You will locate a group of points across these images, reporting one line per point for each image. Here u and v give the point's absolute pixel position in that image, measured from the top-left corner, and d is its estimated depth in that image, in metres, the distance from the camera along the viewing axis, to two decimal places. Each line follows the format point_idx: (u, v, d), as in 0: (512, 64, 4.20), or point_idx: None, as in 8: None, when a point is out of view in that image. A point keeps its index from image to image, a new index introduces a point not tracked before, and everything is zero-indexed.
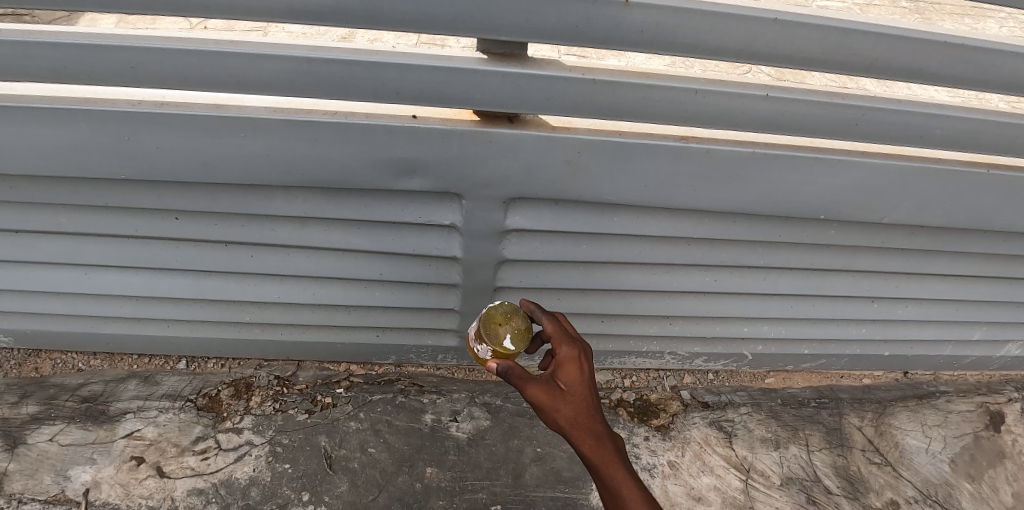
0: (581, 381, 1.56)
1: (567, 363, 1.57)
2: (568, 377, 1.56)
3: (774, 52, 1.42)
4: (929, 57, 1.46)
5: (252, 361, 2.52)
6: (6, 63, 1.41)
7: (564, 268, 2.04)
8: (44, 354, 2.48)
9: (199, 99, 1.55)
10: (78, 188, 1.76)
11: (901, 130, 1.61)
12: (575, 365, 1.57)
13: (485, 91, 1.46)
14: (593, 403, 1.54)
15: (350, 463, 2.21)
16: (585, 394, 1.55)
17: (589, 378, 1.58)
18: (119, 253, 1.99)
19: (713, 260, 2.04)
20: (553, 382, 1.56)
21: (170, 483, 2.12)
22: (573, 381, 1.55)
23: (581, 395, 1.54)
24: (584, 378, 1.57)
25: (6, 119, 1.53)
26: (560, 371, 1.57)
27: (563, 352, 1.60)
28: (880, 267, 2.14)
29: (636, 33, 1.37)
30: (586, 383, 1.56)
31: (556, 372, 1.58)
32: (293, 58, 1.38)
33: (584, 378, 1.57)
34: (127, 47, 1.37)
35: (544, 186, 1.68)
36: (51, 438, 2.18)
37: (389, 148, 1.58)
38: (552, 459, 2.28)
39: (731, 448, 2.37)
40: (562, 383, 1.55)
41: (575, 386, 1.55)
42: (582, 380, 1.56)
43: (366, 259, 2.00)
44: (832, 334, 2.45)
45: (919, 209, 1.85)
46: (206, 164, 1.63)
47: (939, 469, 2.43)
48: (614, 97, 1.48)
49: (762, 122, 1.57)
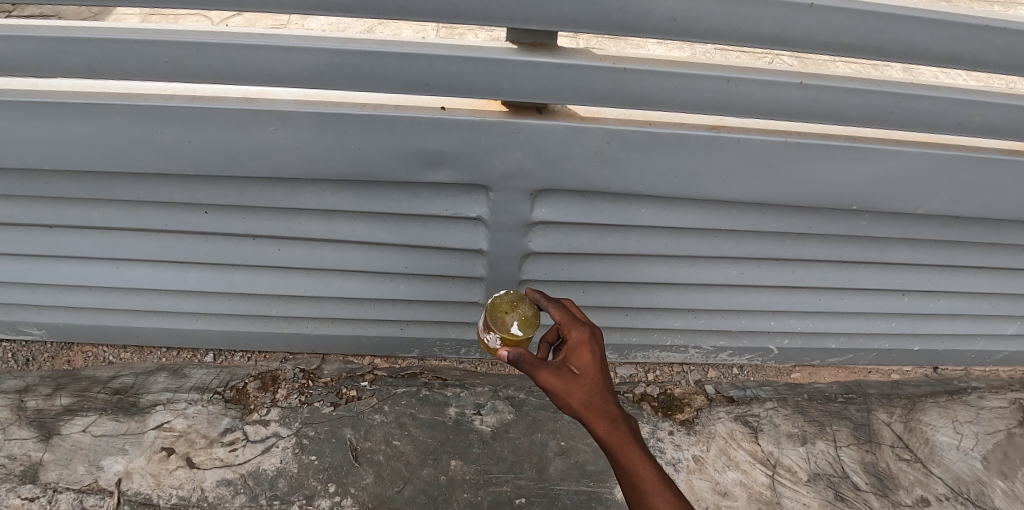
0: (593, 365, 1.55)
1: (578, 348, 1.56)
2: (579, 361, 1.55)
3: (809, 39, 1.41)
4: (969, 42, 1.44)
5: (278, 354, 2.53)
6: (42, 60, 1.44)
7: (588, 261, 2.04)
8: (76, 347, 2.52)
9: (230, 92, 1.58)
10: (111, 182, 1.79)
11: (938, 117, 1.58)
12: (586, 348, 1.57)
13: (514, 82, 1.46)
14: (606, 385, 1.54)
15: (375, 456, 2.22)
16: (597, 377, 1.54)
17: (601, 361, 1.57)
18: (150, 247, 2.02)
19: (741, 252, 2.02)
20: (564, 367, 1.54)
21: (200, 473, 2.15)
22: (585, 365, 1.54)
23: (594, 378, 1.53)
24: (596, 361, 1.56)
25: (43, 114, 1.57)
26: (570, 356, 1.56)
27: (572, 336, 1.58)
28: (912, 258, 2.11)
29: (668, 20, 1.36)
30: (597, 366, 1.55)
31: (566, 357, 1.56)
32: (324, 50, 1.40)
33: (596, 362, 1.56)
34: (161, 42, 1.39)
35: (571, 178, 1.68)
36: (84, 429, 2.23)
37: (417, 140, 1.59)
38: (576, 453, 2.27)
39: (757, 443, 2.34)
40: (574, 368, 1.54)
41: (587, 370, 1.54)
42: (594, 363, 1.55)
43: (392, 253, 2.01)
44: (860, 328, 2.42)
45: (955, 200, 1.82)
46: (236, 158, 1.65)
47: (971, 466, 2.38)
48: (645, 86, 1.48)
49: (794, 110, 1.55)
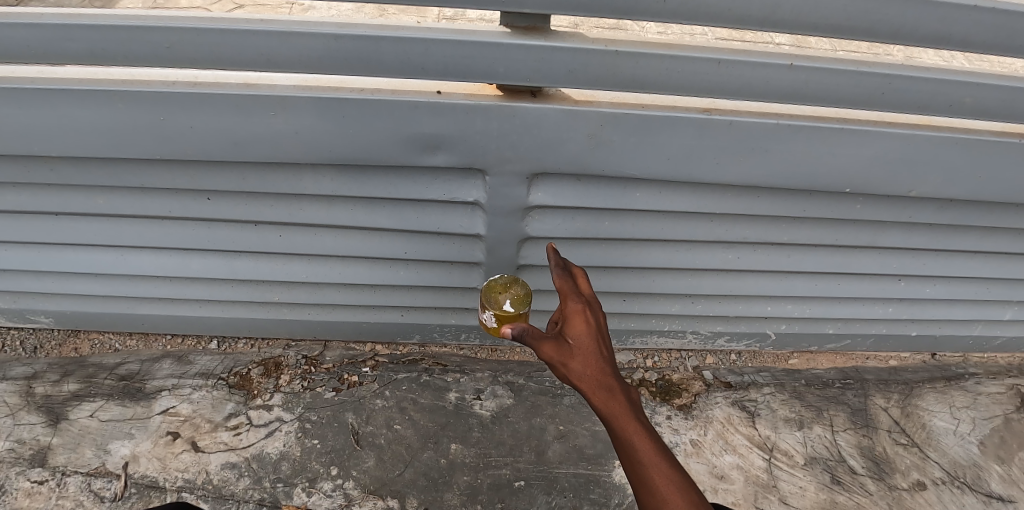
0: (590, 335, 1.55)
1: (574, 318, 1.57)
2: (576, 331, 1.56)
3: (798, 20, 1.43)
4: (959, 23, 1.45)
5: (281, 341, 2.56)
6: (47, 48, 1.47)
7: (585, 245, 2.06)
8: (82, 335, 2.56)
9: (230, 78, 1.61)
10: (115, 169, 1.83)
11: (929, 99, 1.60)
12: (584, 318, 1.57)
13: (509, 65, 1.49)
14: (603, 355, 1.52)
15: (377, 439, 2.25)
16: (594, 348, 1.53)
17: (598, 329, 1.56)
18: (154, 233, 2.06)
19: (736, 236, 2.05)
20: (562, 339, 1.55)
21: (205, 457, 2.19)
22: (582, 335, 1.54)
23: (589, 349, 1.53)
24: (593, 330, 1.56)
25: (48, 101, 1.60)
26: (568, 328, 1.58)
27: (570, 307, 1.60)
28: (907, 243, 2.12)
29: (658, 2, 1.39)
30: (595, 336, 1.55)
31: (565, 328, 1.58)
32: (322, 35, 1.43)
33: (593, 331, 1.55)
34: (162, 28, 1.42)
35: (566, 161, 1.70)
36: (91, 414, 2.28)
37: (415, 124, 1.62)
38: (574, 437, 2.30)
39: (754, 428, 2.37)
40: (571, 339, 1.55)
41: (584, 339, 1.54)
42: (590, 332, 1.55)
43: (391, 238, 2.04)
44: (858, 313, 2.44)
45: (948, 182, 1.83)
46: (237, 143, 1.68)
47: (968, 450, 2.40)
48: (638, 69, 1.50)
49: (785, 93, 1.57)
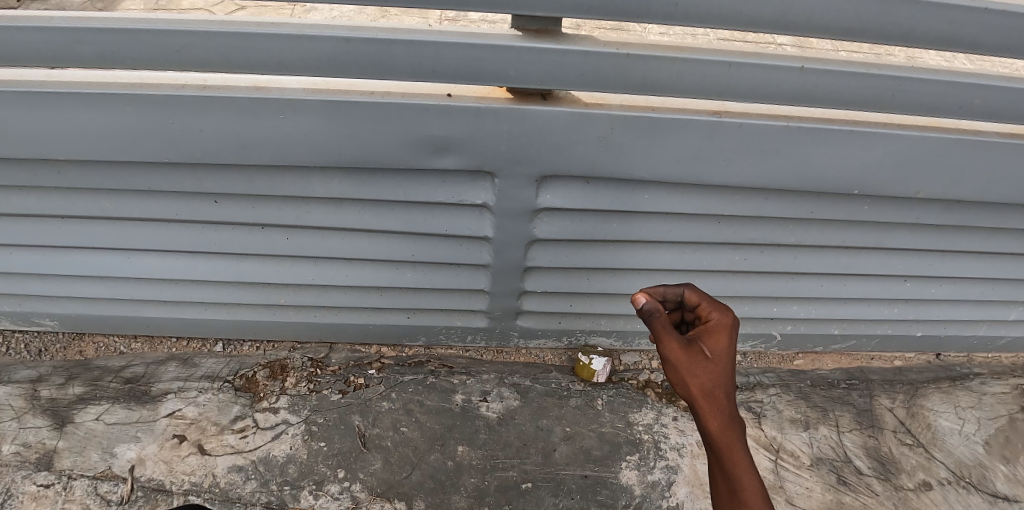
0: (726, 353, 1.53)
1: (717, 331, 1.55)
2: (715, 344, 1.53)
3: (809, 23, 1.43)
4: (970, 25, 1.46)
5: (286, 343, 2.56)
6: (56, 51, 1.47)
7: (592, 247, 2.06)
8: (87, 338, 2.55)
9: (240, 81, 1.61)
10: (123, 172, 1.83)
11: (939, 101, 1.60)
12: (724, 334, 1.55)
13: (520, 68, 1.49)
14: (730, 379, 1.51)
15: (384, 442, 2.25)
16: (725, 368, 1.51)
17: (732, 351, 1.55)
18: (161, 236, 2.06)
19: (744, 238, 2.05)
20: (694, 344, 1.52)
21: (211, 460, 2.19)
22: (718, 350, 1.52)
23: (721, 369, 1.51)
24: (728, 349, 1.54)
25: (57, 105, 1.60)
26: (707, 336, 1.55)
27: (712, 318, 1.58)
28: (914, 244, 2.12)
29: (670, 5, 1.39)
30: (728, 356, 1.53)
31: (703, 335, 1.55)
32: (333, 38, 1.43)
33: (728, 351, 1.54)
34: (172, 31, 1.42)
35: (576, 164, 1.71)
36: (97, 417, 2.27)
37: (425, 126, 1.62)
38: (581, 439, 2.30)
39: (760, 428, 2.37)
40: (706, 348, 1.52)
41: (718, 355, 1.52)
42: (726, 351, 1.53)
43: (399, 240, 2.04)
44: (863, 314, 2.44)
45: (957, 184, 1.83)
46: (246, 146, 1.68)
47: (973, 450, 2.40)
48: (649, 71, 1.51)
49: (795, 95, 1.58)
